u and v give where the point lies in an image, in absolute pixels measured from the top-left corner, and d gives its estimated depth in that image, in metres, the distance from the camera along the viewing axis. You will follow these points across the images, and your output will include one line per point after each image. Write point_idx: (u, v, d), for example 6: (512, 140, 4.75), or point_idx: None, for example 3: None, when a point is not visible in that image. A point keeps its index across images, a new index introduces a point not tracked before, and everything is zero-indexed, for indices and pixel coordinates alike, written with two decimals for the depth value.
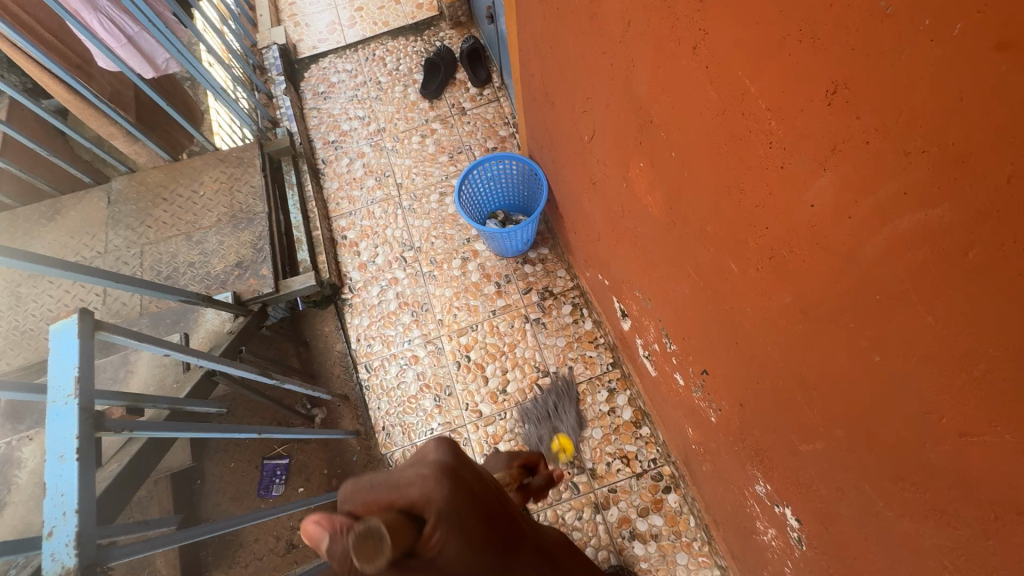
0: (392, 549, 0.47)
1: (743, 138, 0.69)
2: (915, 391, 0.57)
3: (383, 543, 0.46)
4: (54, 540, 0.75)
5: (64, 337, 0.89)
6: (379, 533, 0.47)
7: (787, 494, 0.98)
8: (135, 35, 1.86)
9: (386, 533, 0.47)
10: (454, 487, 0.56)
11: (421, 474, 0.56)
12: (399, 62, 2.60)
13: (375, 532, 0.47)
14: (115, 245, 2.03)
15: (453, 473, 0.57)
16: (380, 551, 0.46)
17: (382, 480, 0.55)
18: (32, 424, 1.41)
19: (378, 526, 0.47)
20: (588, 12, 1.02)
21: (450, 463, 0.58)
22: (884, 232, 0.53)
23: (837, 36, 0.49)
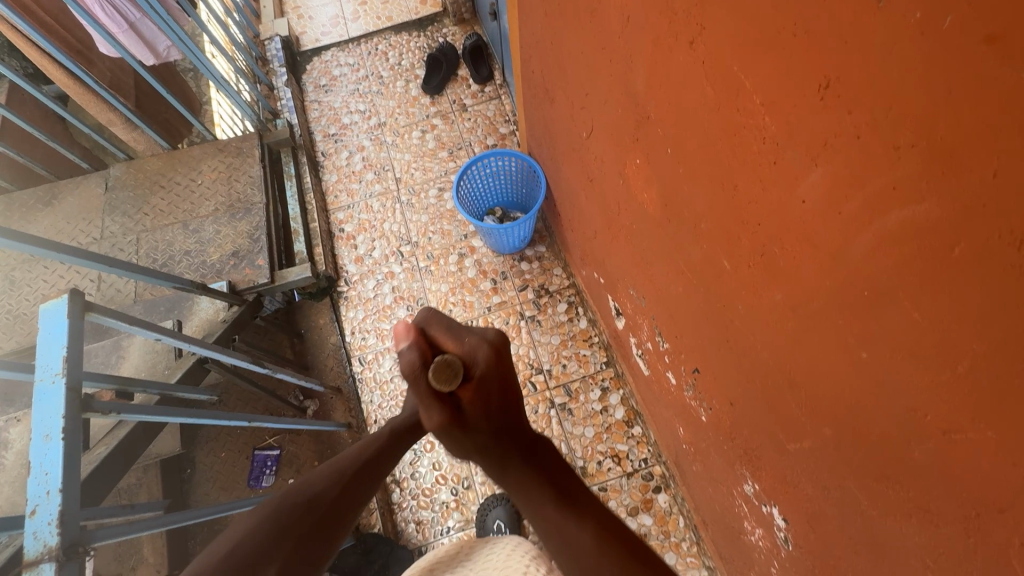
0: (456, 381, 0.77)
1: (737, 134, 0.69)
2: (901, 389, 0.57)
3: (452, 376, 0.77)
4: (36, 518, 0.74)
5: (54, 317, 0.89)
6: (453, 367, 0.77)
7: (774, 493, 0.99)
8: (137, 21, 1.85)
9: (457, 369, 0.77)
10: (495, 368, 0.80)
11: (480, 346, 0.80)
12: (402, 56, 2.60)
13: (453, 365, 0.77)
14: (112, 232, 2.02)
15: (496, 358, 0.80)
16: (452, 377, 0.77)
17: (456, 333, 0.81)
18: (22, 407, 1.41)
19: (454, 361, 0.77)
20: (588, 8, 1.02)
21: (497, 352, 0.81)
22: (873, 228, 0.53)
23: (830, 29, 0.49)
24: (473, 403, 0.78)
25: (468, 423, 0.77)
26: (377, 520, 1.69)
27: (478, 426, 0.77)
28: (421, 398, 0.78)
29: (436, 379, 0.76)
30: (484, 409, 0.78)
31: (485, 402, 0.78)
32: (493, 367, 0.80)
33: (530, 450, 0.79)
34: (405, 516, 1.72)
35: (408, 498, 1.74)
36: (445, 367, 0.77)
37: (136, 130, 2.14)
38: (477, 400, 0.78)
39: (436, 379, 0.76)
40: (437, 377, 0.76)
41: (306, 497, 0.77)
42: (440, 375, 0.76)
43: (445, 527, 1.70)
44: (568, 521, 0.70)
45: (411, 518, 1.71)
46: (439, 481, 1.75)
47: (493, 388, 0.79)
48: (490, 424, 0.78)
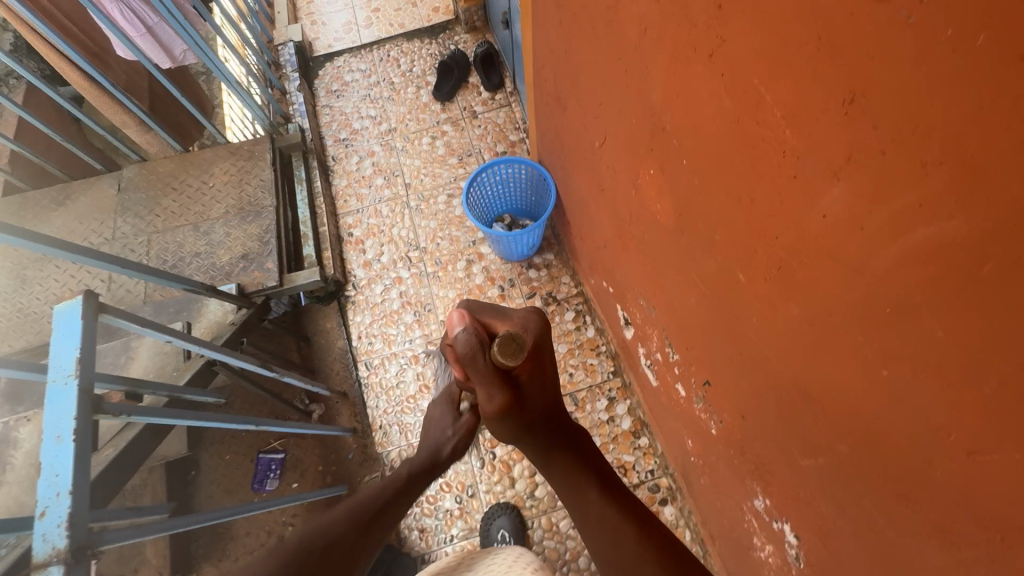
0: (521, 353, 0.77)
1: (756, 146, 0.69)
2: (923, 407, 0.56)
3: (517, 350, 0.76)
4: (45, 520, 0.74)
5: (68, 318, 0.89)
6: (516, 342, 0.76)
7: (786, 509, 0.97)
8: (154, 25, 1.88)
9: (521, 343, 0.77)
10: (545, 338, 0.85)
11: (528, 319, 0.83)
12: (413, 63, 2.62)
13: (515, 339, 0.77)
14: (123, 232, 2.03)
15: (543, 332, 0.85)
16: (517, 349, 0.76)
17: (501, 312, 0.83)
18: (31, 405, 1.41)
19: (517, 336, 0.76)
20: (603, 18, 1.02)
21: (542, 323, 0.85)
22: (896, 244, 0.52)
23: (857, 44, 0.49)
24: (528, 378, 0.84)
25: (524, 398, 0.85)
26: None
27: (532, 405, 0.87)
28: (482, 378, 0.80)
29: (500, 354, 0.76)
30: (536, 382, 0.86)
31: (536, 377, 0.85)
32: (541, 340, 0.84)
33: (570, 437, 0.91)
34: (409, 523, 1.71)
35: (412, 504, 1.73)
36: (509, 342, 0.76)
37: (150, 132, 2.16)
38: (530, 376, 0.84)
39: (501, 353, 0.76)
40: (501, 352, 0.76)
41: (331, 537, 0.84)
42: (504, 349, 0.76)
43: (449, 535, 1.69)
44: (608, 508, 0.80)
45: (415, 525, 1.70)
46: (443, 489, 1.74)
47: (542, 363, 0.87)
48: (540, 404, 0.88)
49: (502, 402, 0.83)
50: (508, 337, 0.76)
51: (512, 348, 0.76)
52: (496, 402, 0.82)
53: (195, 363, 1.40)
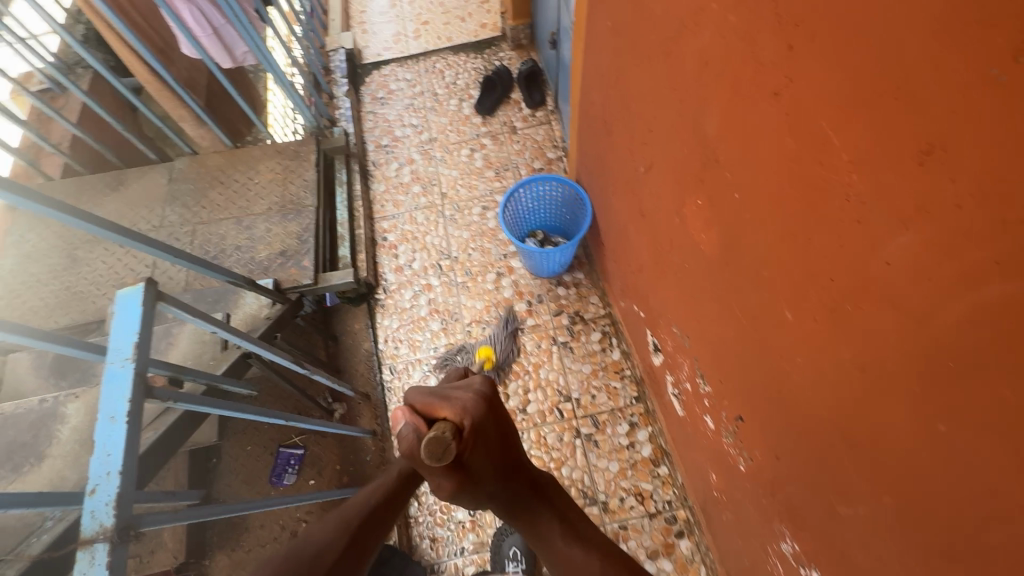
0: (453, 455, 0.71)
1: (817, 188, 0.69)
2: (983, 468, 0.54)
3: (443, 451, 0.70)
4: (95, 498, 0.76)
5: (129, 303, 0.93)
6: (442, 446, 0.70)
7: (817, 556, 0.95)
8: (219, 27, 1.95)
9: (449, 445, 0.70)
10: (487, 414, 0.82)
11: (469, 405, 0.79)
12: (458, 76, 2.67)
13: (445, 440, 0.70)
14: (170, 221, 2.11)
15: (486, 414, 0.81)
16: (446, 454, 0.70)
17: (441, 396, 0.80)
18: (73, 381, 1.46)
19: (441, 444, 0.70)
20: (663, 49, 1.04)
21: (484, 406, 0.82)
22: (967, 299, 0.52)
23: (939, 98, 0.49)
24: (476, 452, 0.77)
25: (475, 475, 0.78)
26: (393, 532, 1.69)
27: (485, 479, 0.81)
28: (423, 467, 0.75)
29: (428, 459, 0.70)
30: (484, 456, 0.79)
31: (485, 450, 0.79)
32: (486, 417, 0.81)
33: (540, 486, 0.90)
34: (421, 531, 1.70)
35: (425, 513, 1.73)
36: (437, 448, 0.70)
37: (204, 127, 2.24)
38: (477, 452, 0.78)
39: (426, 457, 0.70)
40: (427, 454, 0.70)
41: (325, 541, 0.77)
42: (431, 453, 0.70)
43: (460, 546, 1.68)
44: None
45: (427, 534, 1.70)
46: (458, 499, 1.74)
47: (487, 432, 0.80)
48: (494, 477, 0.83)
49: (452, 485, 0.77)
50: (436, 442, 0.70)
51: (440, 451, 0.70)
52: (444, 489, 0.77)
53: (231, 353, 1.43)
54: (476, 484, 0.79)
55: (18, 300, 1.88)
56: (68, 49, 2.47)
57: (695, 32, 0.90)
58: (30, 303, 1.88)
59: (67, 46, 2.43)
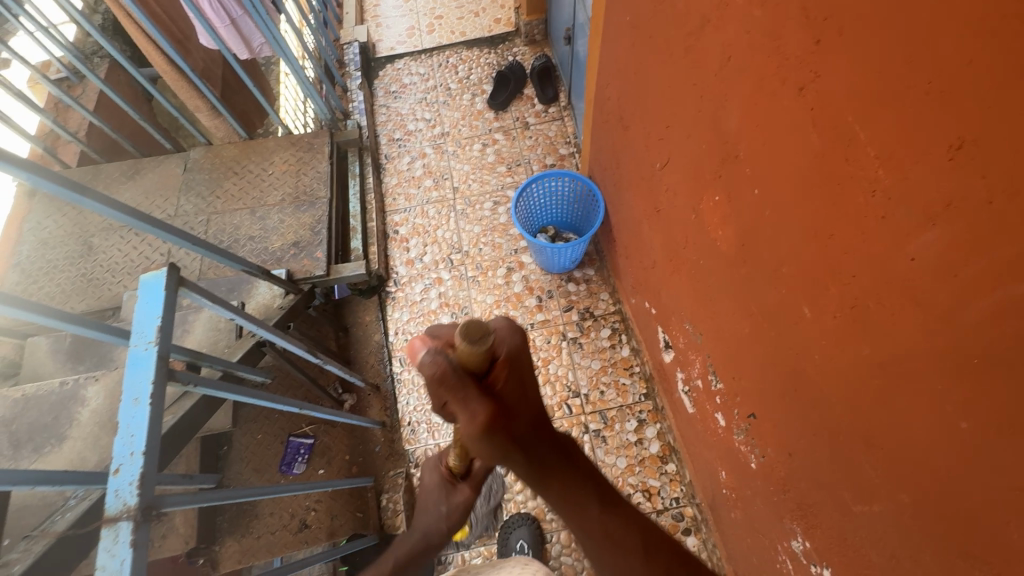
0: (488, 349, 0.61)
1: (841, 183, 0.69)
2: (1004, 466, 0.55)
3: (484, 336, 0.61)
4: (119, 477, 0.78)
5: (152, 287, 0.94)
6: (483, 332, 0.61)
7: (828, 554, 0.95)
8: (238, 18, 1.96)
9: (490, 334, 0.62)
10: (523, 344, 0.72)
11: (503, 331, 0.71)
12: (471, 71, 2.67)
13: (486, 329, 0.62)
14: (185, 211, 2.12)
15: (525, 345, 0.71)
16: (482, 340, 0.61)
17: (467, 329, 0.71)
18: (90, 366, 1.49)
19: (483, 329, 0.61)
20: (683, 44, 1.04)
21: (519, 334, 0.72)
22: (993, 296, 0.52)
23: (972, 93, 0.49)
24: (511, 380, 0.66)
25: (512, 411, 0.65)
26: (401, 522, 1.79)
27: (521, 421, 0.66)
28: (454, 393, 0.61)
29: (466, 347, 0.61)
30: (521, 391, 0.67)
31: (523, 385, 0.67)
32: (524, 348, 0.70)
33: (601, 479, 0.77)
34: None
35: None
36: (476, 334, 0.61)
37: (219, 118, 2.25)
38: (513, 380, 0.66)
39: (464, 343, 0.61)
40: (465, 340, 0.61)
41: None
42: (469, 337, 0.61)
43: (467, 541, 1.69)
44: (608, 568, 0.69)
45: None
46: None
47: (525, 367, 0.70)
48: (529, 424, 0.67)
49: (485, 422, 0.62)
50: (471, 329, 0.61)
51: (478, 336, 0.61)
52: (478, 423, 0.61)
53: (247, 341, 1.45)
54: (512, 424, 0.64)
55: (34, 285, 1.90)
56: (86, 38, 2.49)
57: (718, 27, 0.89)
58: (47, 289, 1.90)
59: (85, 36, 2.46)
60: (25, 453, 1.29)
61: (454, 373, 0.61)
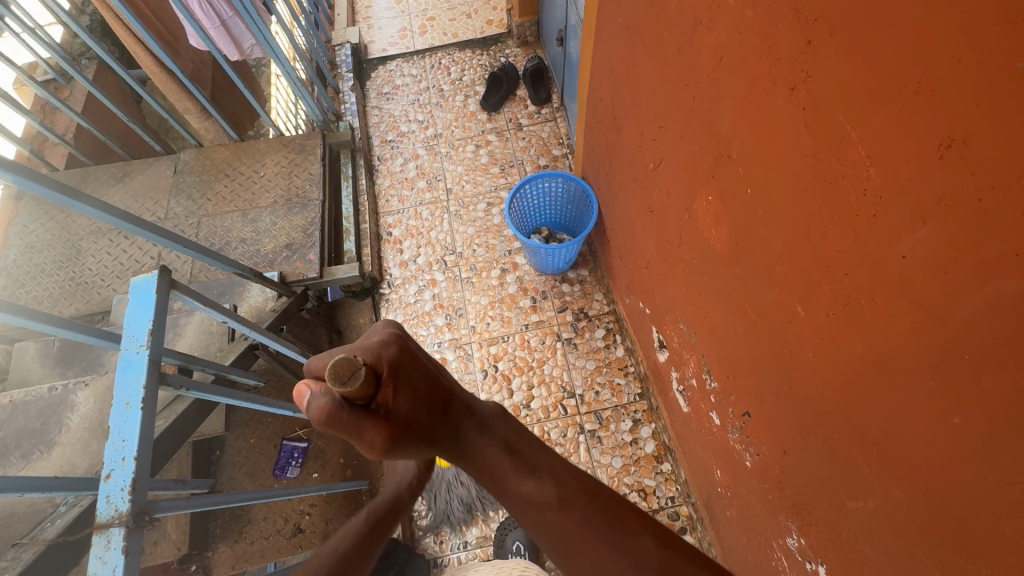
0: (365, 379, 0.60)
1: (833, 182, 0.69)
2: (997, 460, 0.55)
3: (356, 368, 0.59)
4: (110, 483, 0.76)
5: (143, 290, 0.93)
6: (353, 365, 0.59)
7: (823, 551, 0.96)
8: (227, 19, 1.96)
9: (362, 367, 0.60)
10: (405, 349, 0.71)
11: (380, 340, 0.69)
12: (464, 72, 2.67)
13: (353, 363, 0.59)
14: (175, 213, 2.10)
15: (405, 348, 0.70)
16: (358, 377, 0.59)
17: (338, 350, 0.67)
18: (79, 371, 1.47)
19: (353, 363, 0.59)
20: (675, 45, 1.04)
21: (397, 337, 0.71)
22: (985, 292, 0.52)
23: (961, 92, 0.49)
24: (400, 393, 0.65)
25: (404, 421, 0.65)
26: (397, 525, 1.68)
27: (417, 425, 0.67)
28: (347, 430, 0.59)
29: (337, 386, 0.58)
30: (413, 399, 0.68)
31: (410, 393, 0.67)
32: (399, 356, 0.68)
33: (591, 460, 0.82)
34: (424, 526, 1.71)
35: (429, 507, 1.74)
36: (347, 369, 0.59)
37: (209, 119, 2.24)
38: (403, 391, 0.66)
39: (333, 382, 0.58)
40: (337, 381, 0.58)
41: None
42: (341, 375, 0.58)
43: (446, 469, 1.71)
44: None
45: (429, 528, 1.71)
46: None
47: (412, 373, 0.69)
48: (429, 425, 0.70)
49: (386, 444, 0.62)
50: (339, 368, 0.58)
51: (349, 373, 0.58)
52: (377, 449, 0.62)
53: (239, 344, 1.43)
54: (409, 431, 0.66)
55: (22, 289, 1.87)
56: (73, 39, 2.47)
57: (710, 27, 0.90)
58: (34, 293, 1.87)
59: (72, 37, 2.43)
60: (12, 459, 1.26)
61: (343, 411, 0.58)
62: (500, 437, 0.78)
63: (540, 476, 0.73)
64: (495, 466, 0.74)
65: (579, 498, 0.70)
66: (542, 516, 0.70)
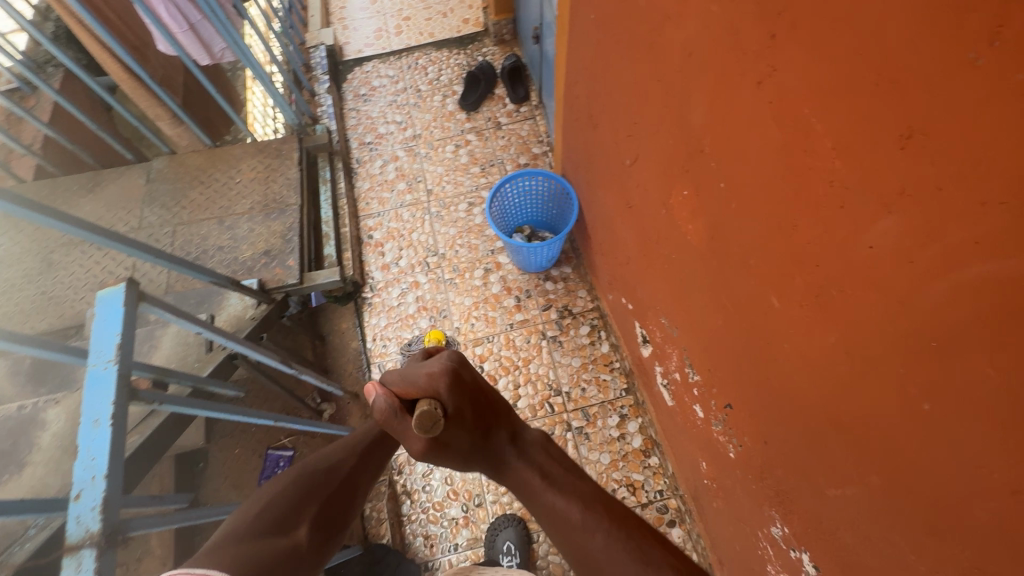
0: (439, 428, 0.78)
1: (801, 175, 0.70)
2: (968, 445, 0.56)
3: (434, 420, 0.77)
4: (80, 503, 0.74)
5: (110, 303, 0.91)
6: (432, 416, 0.77)
7: (806, 538, 0.97)
8: (196, 23, 1.91)
9: (438, 418, 0.78)
10: (461, 386, 0.86)
11: (443, 379, 0.85)
12: (441, 72, 2.66)
13: (434, 415, 0.77)
14: (149, 222, 2.06)
15: (461, 383, 0.87)
16: (435, 427, 0.77)
17: (414, 375, 0.85)
18: (53, 388, 1.43)
19: (433, 414, 0.77)
20: (646, 41, 1.04)
21: (456, 374, 0.86)
22: (949, 280, 0.53)
23: (919, 82, 0.50)
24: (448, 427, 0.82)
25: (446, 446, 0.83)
26: (386, 530, 1.66)
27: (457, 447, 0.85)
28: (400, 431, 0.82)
29: (417, 428, 0.77)
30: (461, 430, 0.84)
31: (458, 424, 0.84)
32: (459, 397, 0.85)
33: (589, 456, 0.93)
34: (414, 530, 1.70)
35: (418, 510, 1.73)
36: (428, 418, 0.77)
37: (182, 126, 2.20)
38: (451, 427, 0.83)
39: (416, 427, 0.76)
40: (418, 424, 0.76)
41: (282, 519, 0.76)
42: (422, 422, 0.76)
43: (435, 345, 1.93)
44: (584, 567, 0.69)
45: (420, 531, 1.70)
46: (450, 496, 1.74)
47: (466, 410, 0.85)
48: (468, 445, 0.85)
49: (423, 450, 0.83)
50: (423, 415, 0.76)
51: (429, 421, 0.77)
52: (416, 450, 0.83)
53: (218, 354, 1.42)
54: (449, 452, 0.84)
55: None
56: (37, 46, 2.40)
57: (678, 23, 0.91)
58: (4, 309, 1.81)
59: (36, 44, 2.36)
60: None
61: (396, 418, 0.81)
62: (535, 462, 0.86)
63: (569, 494, 0.78)
64: (524, 480, 0.84)
65: (605, 523, 0.73)
66: (573, 536, 0.73)
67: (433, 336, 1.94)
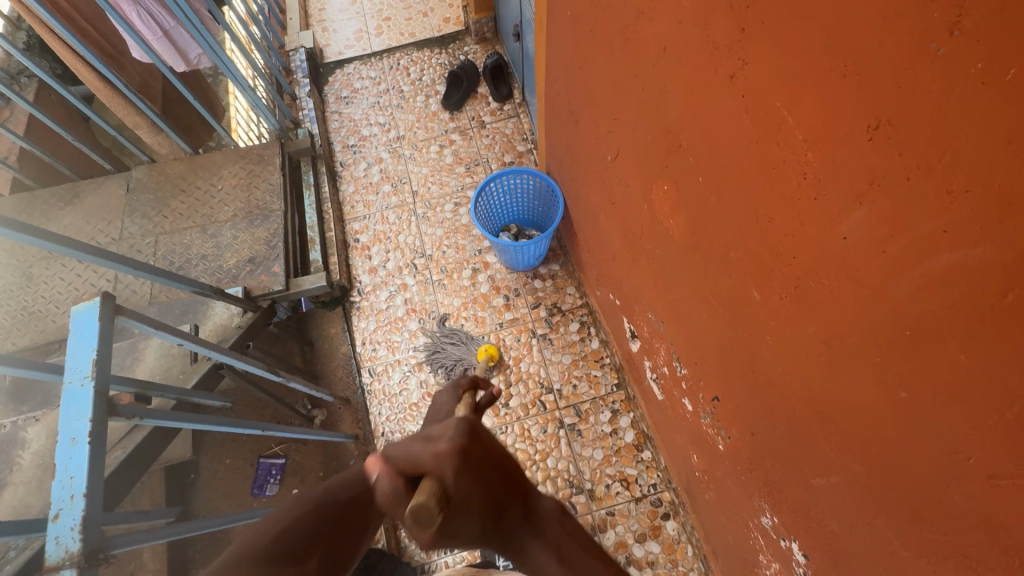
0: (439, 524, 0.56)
1: (776, 167, 0.70)
2: (944, 431, 0.56)
3: (431, 513, 0.55)
4: (59, 523, 0.74)
5: (86, 319, 0.90)
6: (428, 508, 0.55)
7: (794, 527, 0.98)
8: (171, 29, 1.88)
9: (435, 510, 0.55)
10: (477, 466, 0.63)
11: (451, 458, 0.62)
12: (423, 72, 2.64)
13: (430, 506, 0.56)
14: (130, 233, 2.03)
15: (476, 463, 0.63)
16: (430, 523, 0.56)
17: (421, 446, 0.65)
18: (35, 406, 1.41)
19: (428, 507, 0.55)
20: (622, 36, 1.04)
21: (470, 452, 0.63)
22: (919, 269, 0.53)
23: (884, 73, 0.50)
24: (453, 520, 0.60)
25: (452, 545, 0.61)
26: (382, 535, 1.67)
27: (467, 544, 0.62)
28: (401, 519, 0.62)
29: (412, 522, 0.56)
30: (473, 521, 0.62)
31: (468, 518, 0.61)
32: (474, 478, 0.62)
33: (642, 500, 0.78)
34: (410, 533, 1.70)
35: None
36: (422, 510, 0.55)
37: (161, 134, 2.17)
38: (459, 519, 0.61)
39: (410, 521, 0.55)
40: (411, 516, 0.55)
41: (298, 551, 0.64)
42: (415, 516, 0.55)
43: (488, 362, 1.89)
44: None
45: None
46: None
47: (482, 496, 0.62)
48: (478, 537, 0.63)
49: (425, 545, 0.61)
50: (416, 507, 0.55)
51: (425, 515, 0.55)
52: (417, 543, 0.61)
53: (202, 365, 1.40)
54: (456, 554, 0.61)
55: None
56: (9, 57, 2.36)
57: (652, 18, 0.90)
58: None
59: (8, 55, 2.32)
60: None
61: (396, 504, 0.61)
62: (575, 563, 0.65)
63: None
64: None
65: None
66: None
67: (489, 350, 1.90)
